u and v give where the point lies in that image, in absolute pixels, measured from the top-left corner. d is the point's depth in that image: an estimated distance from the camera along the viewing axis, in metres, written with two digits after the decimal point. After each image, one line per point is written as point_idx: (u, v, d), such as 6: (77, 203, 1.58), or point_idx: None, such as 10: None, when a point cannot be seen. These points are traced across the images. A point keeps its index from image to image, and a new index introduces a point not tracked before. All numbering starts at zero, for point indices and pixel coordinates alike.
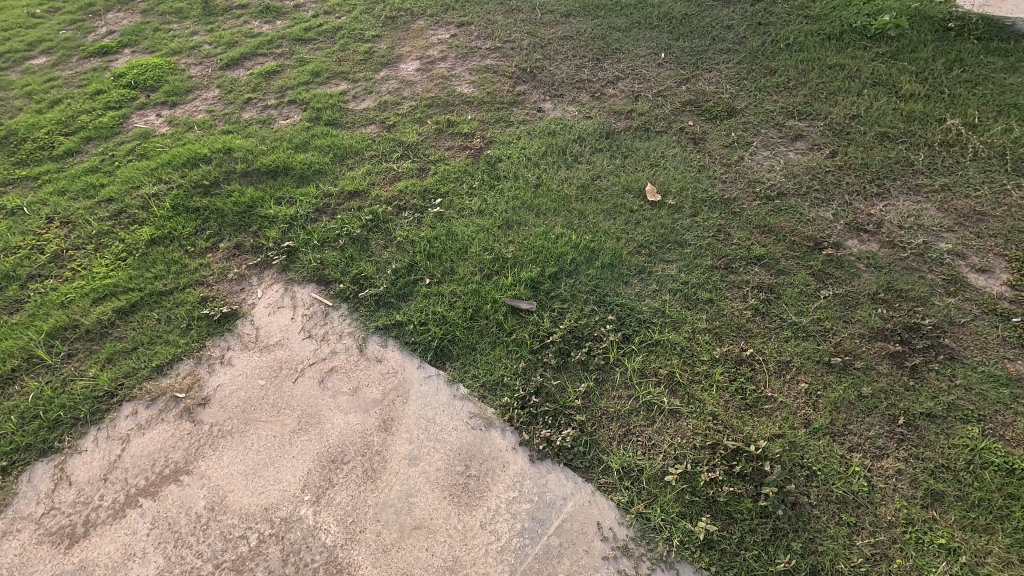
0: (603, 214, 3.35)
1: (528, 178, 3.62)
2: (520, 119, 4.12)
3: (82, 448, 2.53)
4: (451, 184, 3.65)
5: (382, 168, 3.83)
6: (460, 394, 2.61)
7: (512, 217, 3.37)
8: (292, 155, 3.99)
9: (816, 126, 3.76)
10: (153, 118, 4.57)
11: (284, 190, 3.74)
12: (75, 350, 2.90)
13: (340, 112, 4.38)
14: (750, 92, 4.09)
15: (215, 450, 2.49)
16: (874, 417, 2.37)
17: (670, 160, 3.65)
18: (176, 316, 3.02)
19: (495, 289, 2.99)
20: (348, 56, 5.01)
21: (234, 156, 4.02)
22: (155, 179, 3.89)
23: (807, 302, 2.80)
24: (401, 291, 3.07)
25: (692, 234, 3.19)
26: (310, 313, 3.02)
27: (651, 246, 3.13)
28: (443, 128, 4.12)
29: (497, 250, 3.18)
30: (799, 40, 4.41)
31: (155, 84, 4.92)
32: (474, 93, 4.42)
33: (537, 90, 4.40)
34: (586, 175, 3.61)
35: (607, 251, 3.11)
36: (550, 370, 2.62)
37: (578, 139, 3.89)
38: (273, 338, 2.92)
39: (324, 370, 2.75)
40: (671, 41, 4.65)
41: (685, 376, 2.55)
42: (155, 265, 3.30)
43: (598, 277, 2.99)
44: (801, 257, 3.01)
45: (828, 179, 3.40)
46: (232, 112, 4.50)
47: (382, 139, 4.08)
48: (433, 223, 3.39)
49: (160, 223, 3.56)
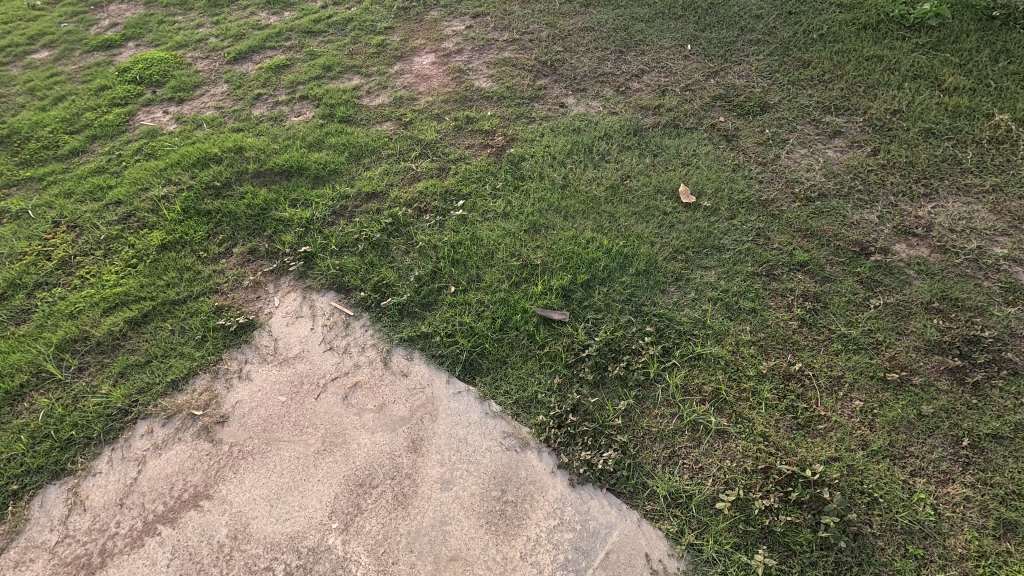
0: (635, 217, 3.19)
1: (554, 179, 3.46)
2: (542, 115, 3.95)
3: (95, 470, 2.40)
4: (473, 185, 3.49)
5: (400, 168, 3.67)
6: (492, 411, 2.48)
7: (539, 220, 3.22)
8: (306, 154, 3.84)
9: (855, 122, 3.58)
10: (160, 115, 4.41)
11: (299, 192, 3.59)
12: (86, 363, 2.77)
13: (354, 108, 4.21)
14: (783, 86, 3.91)
15: (235, 472, 2.36)
16: (936, 438, 2.22)
17: (702, 159, 3.49)
18: (190, 327, 2.90)
19: (524, 298, 2.85)
20: (361, 49, 4.84)
21: (246, 155, 3.87)
22: (164, 179, 3.74)
23: (856, 312, 2.65)
24: (425, 300, 2.93)
25: (730, 238, 3.03)
26: (330, 324, 2.90)
27: (687, 251, 2.98)
28: (463, 125, 3.95)
29: (525, 256, 3.03)
30: (833, 30, 4.21)
31: (162, 79, 4.75)
32: (493, 88, 4.25)
33: (558, 84, 4.23)
34: (615, 175, 3.44)
35: (641, 257, 2.96)
36: (587, 387, 2.49)
37: (604, 136, 3.72)
38: (293, 351, 2.80)
39: (348, 386, 2.63)
40: (697, 32, 4.46)
41: (731, 394, 2.41)
42: (166, 273, 3.18)
43: (633, 285, 2.84)
44: (847, 263, 2.85)
45: (871, 179, 3.23)
46: (242, 109, 4.35)
47: (399, 137, 3.92)
48: (456, 227, 3.24)
49: (170, 227, 3.42)
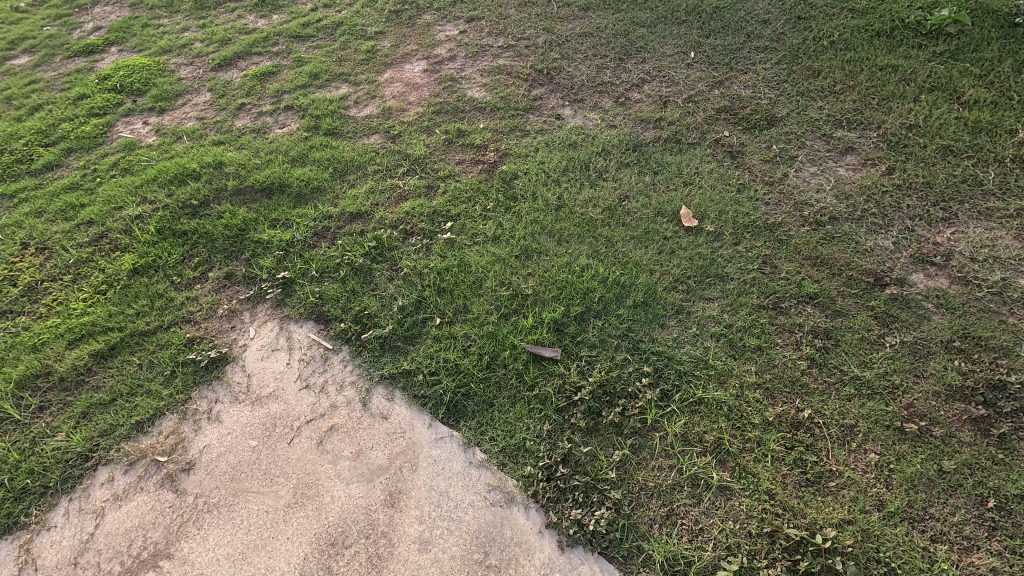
0: (633, 241, 3.00)
1: (548, 199, 3.26)
2: (537, 128, 3.76)
3: (51, 523, 2.25)
4: (463, 205, 3.30)
5: (386, 186, 3.49)
6: (476, 460, 2.30)
7: (531, 244, 3.03)
8: (289, 170, 3.66)
9: (867, 138, 3.38)
10: (139, 126, 4.23)
11: (280, 212, 3.41)
12: (47, 402, 2.61)
13: (341, 119, 4.02)
14: (791, 98, 3.70)
15: (199, 528, 2.20)
16: (959, 498, 2.03)
17: (705, 178, 3.29)
18: (158, 361, 2.74)
19: (513, 332, 2.67)
20: (350, 55, 4.64)
21: (226, 171, 3.69)
22: (139, 197, 3.56)
23: (870, 350, 2.46)
24: (408, 333, 2.75)
25: (734, 266, 2.83)
26: (307, 358, 2.72)
27: (689, 280, 2.79)
28: (453, 138, 3.76)
29: (515, 284, 2.85)
30: (845, 37, 3.99)
31: (143, 87, 4.57)
32: (486, 98, 4.05)
33: (554, 94, 4.03)
34: (612, 195, 3.24)
35: (639, 287, 2.77)
36: (579, 435, 2.31)
37: (601, 152, 3.53)
38: (267, 389, 2.63)
39: (323, 429, 2.45)
40: (701, 39, 4.24)
41: (735, 444, 2.22)
42: (137, 300, 3.01)
43: (630, 318, 2.66)
44: (860, 295, 2.66)
45: (886, 202, 3.03)
46: (224, 120, 4.17)
47: (386, 152, 3.73)
48: (443, 252, 3.06)
49: (143, 249, 3.25)
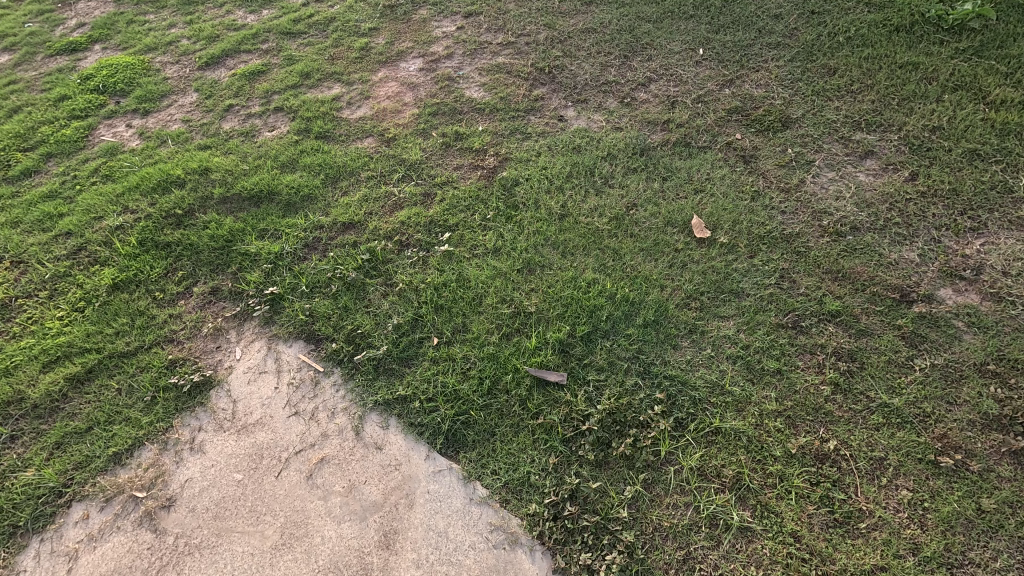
0: (642, 254, 2.83)
1: (551, 207, 3.09)
2: (538, 131, 3.58)
3: (21, 567, 2.09)
4: (461, 213, 3.13)
5: (380, 194, 3.31)
6: (477, 497, 2.14)
7: (533, 257, 2.86)
8: (278, 176, 3.48)
9: (888, 141, 3.20)
10: (122, 129, 4.05)
11: (269, 221, 3.24)
12: (19, 431, 2.45)
13: (333, 122, 3.84)
14: (806, 98, 3.52)
15: (180, 573, 2.05)
16: (1000, 541, 1.88)
17: (717, 184, 3.11)
18: (138, 386, 2.57)
19: (516, 354, 2.50)
20: (342, 53, 4.45)
21: (212, 178, 3.51)
22: (120, 206, 3.38)
23: (898, 375, 2.30)
24: (404, 354, 2.59)
25: (750, 280, 2.67)
26: (297, 382, 2.56)
27: (702, 296, 2.62)
28: (451, 142, 3.58)
29: (517, 301, 2.68)
30: (862, 32, 3.80)
31: (126, 88, 4.37)
32: (485, 98, 3.86)
33: (557, 94, 3.84)
34: (619, 203, 3.07)
35: (650, 304, 2.60)
36: (587, 469, 2.15)
37: (607, 156, 3.35)
38: (254, 416, 2.47)
39: (313, 461, 2.29)
40: (710, 34, 4.05)
41: (756, 479, 2.07)
42: (116, 318, 2.84)
43: (640, 339, 2.49)
44: (885, 313, 2.50)
45: (910, 210, 2.86)
46: (211, 123, 3.98)
47: (381, 156, 3.55)
48: (441, 265, 2.89)
49: (124, 263, 3.07)
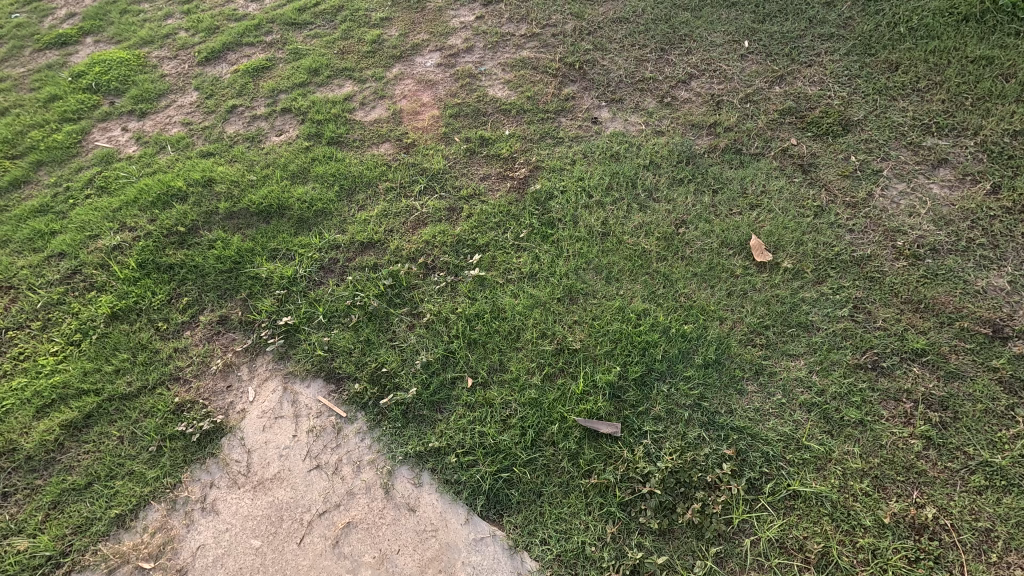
0: (696, 280, 2.55)
1: (590, 224, 2.80)
2: (571, 135, 3.26)
3: None
4: (491, 231, 2.85)
5: (401, 208, 3.03)
6: (525, 571, 1.90)
7: (575, 283, 2.58)
8: (289, 188, 3.19)
9: (964, 147, 2.89)
10: (117, 133, 3.74)
11: (280, 240, 2.96)
12: (12, 487, 2.21)
13: (346, 125, 3.53)
14: (867, 97, 3.19)
15: None
16: None
17: (774, 198, 2.82)
18: (141, 434, 2.33)
19: (562, 400, 2.24)
20: (353, 47, 4.11)
21: (216, 190, 3.22)
22: (117, 222, 3.10)
23: (998, 427, 2.03)
24: (435, 398, 2.33)
25: (820, 312, 2.39)
26: (317, 430, 2.31)
27: (767, 332, 2.35)
28: (476, 148, 3.27)
29: (560, 336, 2.41)
30: (926, 22, 3.45)
31: (121, 87, 4.06)
32: (510, 98, 3.54)
33: (589, 92, 3.52)
34: (666, 220, 2.78)
35: (709, 340, 2.33)
36: (651, 539, 1.91)
37: (649, 165, 3.04)
38: (271, 470, 2.22)
39: (339, 526, 2.06)
40: (755, 24, 3.70)
41: (845, 555, 1.83)
42: (116, 354, 2.59)
43: (701, 382, 2.22)
44: (977, 352, 2.22)
45: (996, 228, 2.56)
46: (213, 126, 3.67)
47: (399, 165, 3.25)
48: (472, 292, 2.61)
49: (122, 289, 2.81)
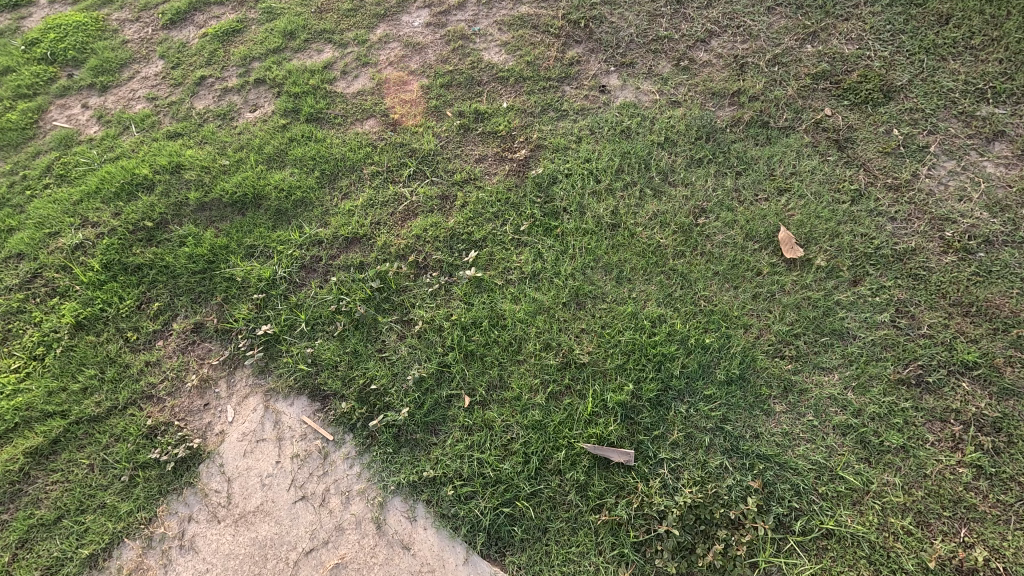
0: (717, 279, 2.28)
1: (599, 214, 2.51)
2: (575, 106, 2.91)
3: None
4: (488, 223, 2.56)
5: (389, 197, 2.73)
6: None
7: (582, 285, 2.31)
8: (265, 175, 2.89)
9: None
10: (77, 111, 3.40)
11: (257, 236, 2.69)
12: None
13: (325, 98, 3.18)
14: (913, 56, 2.80)
15: None
16: None
17: (806, 181, 2.50)
18: (113, 462, 2.15)
19: (569, 423, 2.03)
20: (331, 3, 3.67)
21: (185, 178, 2.92)
22: (79, 217, 2.83)
23: None
24: (430, 419, 2.13)
25: (858, 317, 2.13)
26: (302, 456, 2.12)
27: (797, 341, 2.10)
28: (470, 124, 2.93)
29: (566, 348, 2.17)
30: None
31: (79, 56, 3.66)
32: (508, 64, 3.16)
33: (596, 55, 3.12)
34: (683, 209, 2.48)
35: (732, 352, 2.09)
36: None
37: (664, 142, 2.71)
38: (254, 502, 2.05)
39: (327, 566, 1.90)
40: None
41: None
42: (83, 369, 2.38)
43: (724, 402, 2.00)
44: None
45: None
46: (180, 101, 3.32)
47: (385, 145, 2.92)
48: (468, 296, 2.36)
49: (87, 294, 2.57)
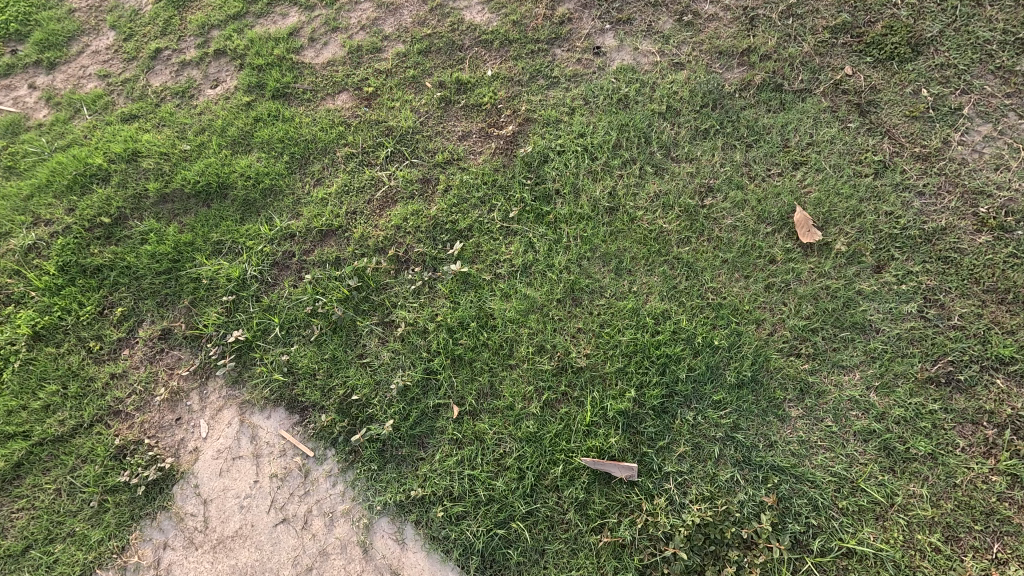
0: (726, 268, 2.07)
1: (596, 197, 2.28)
2: (567, 72, 2.61)
3: None
4: (473, 210, 2.33)
5: (365, 182, 2.49)
6: None
7: (578, 279, 2.11)
8: (230, 160, 2.64)
9: None
10: (24, 93, 3.11)
11: (224, 230, 2.46)
12: None
13: (292, 71, 2.88)
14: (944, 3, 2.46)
15: None
16: None
17: (824, 152, 2.26)
18: (81, 486, 2.02)
19: (567, 435, 1.87)
20: None
21: (143, 166, 2.67)
22: (31, 215, 2.60)
23: None
24: (416, 432, 1.97)
25: (882, 308, 1.94)
26: (282, 476, 1.98)
27: (815, 337, 1.92)
28: (452, 96, 2.66)
29: (562, 350, 1.99)
30: None
31: (23, 30, 3.29)
32: (491, 25, 2.81)
33: (588, 11, 2.76)
34: (688, 188, 2.25)
35: (744, 352, 1.91)
36: None
37: (667, 110, 2.44)
38: (233, 526, 1.93)
39: None
40: None
41: None
42: (44, 385, 2.21)
43: (735, 408, 1.84)
44: None
45: None
46: (135, 78, 3.02)
47: (360, 123, 2.66)
48: (454, 293, 2.16)
49: (42, 301, 2.37)
